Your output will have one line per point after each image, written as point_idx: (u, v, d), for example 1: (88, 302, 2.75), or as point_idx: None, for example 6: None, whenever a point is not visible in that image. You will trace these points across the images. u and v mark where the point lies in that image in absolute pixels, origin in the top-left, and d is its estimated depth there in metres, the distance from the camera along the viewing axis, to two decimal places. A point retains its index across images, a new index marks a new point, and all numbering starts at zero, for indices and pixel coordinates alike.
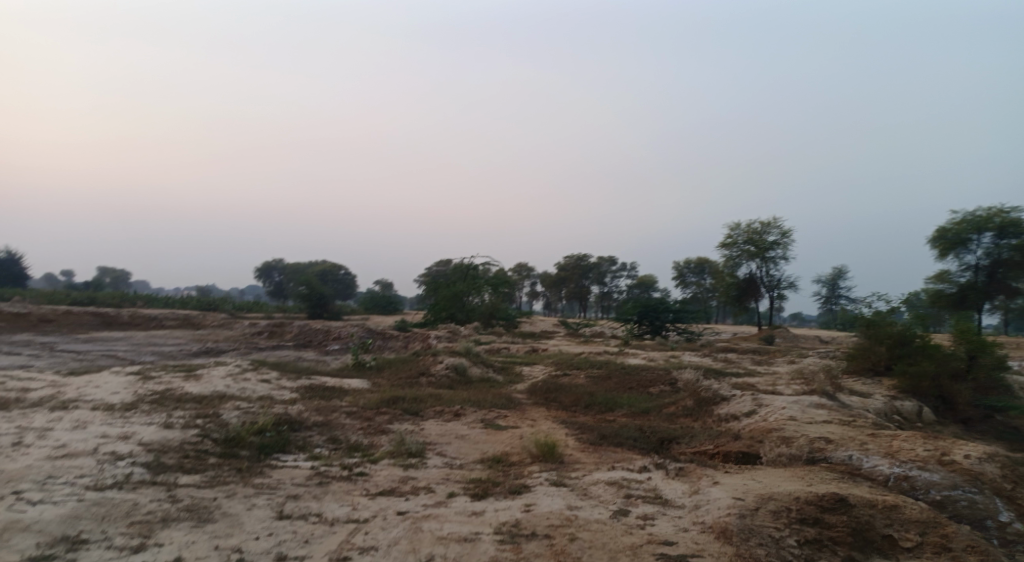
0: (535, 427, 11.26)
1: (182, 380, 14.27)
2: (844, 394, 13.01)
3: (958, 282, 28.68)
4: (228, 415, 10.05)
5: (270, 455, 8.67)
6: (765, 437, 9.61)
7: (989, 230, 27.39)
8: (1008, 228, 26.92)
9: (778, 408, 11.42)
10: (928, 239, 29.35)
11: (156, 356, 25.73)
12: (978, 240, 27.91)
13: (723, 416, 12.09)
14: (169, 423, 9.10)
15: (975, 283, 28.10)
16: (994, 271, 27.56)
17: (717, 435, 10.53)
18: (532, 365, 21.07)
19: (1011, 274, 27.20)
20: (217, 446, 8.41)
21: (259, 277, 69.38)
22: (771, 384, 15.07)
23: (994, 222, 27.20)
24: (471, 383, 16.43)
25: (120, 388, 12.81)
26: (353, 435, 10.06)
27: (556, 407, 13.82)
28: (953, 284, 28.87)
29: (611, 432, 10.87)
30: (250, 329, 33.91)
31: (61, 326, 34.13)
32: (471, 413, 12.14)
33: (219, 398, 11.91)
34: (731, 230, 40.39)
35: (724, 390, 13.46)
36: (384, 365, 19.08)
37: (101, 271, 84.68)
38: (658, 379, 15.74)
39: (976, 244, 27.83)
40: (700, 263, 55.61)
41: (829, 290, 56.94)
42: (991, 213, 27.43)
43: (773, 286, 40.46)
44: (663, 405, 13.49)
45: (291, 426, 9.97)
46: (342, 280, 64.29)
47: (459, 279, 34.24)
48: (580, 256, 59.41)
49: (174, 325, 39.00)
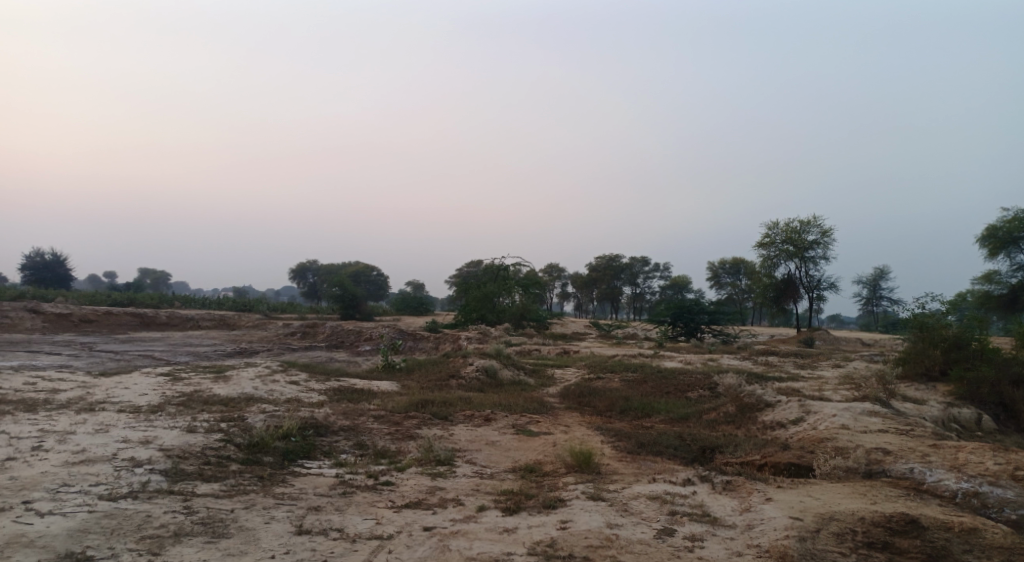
0: (569, 433, 10.78)
1: (211, 382, 14.13)
2: (898, 401, 12.25)
3: (1009, 283, 27.33)
4: (253, 418, 9.80)
5: (294, 462, 8.36)
6: (815, 448, 8.98)
7: None
8: None
9: (828, 416, 10.77)
10: (976, 237, 28.02)
11: (190, 357, 25.89)
12: None
13: (767, 423, 11.45)
14: (193, 426, 8.87)
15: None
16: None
17: (763, 444, 9.92)
18: (564, 367, 20.56)
19: None
20: (239, 451, 8.14)
21: (293, 278, 70.13)
22: (816, 389, 14.34)
23: None
24: (502, 386, 16.01)
25: (149, 390, 12.70)
26: (380, 440, 9.71)
27: (590, 412, 13.32)
28: (1003, 285, 27.55)
29: (649, 440, 10.34)
30: (284, 330, 34.07)
31: (101, 327, 34.75)
32: (502, 418, 11.71)
33: (246, 401, 11.69)
34: (768, 230, 39.29)
35: (768, 396, 12.80)
36: (414, 366, 18.78)
37: (142, 273, 86.66)
38: (697, 384, 15.10)
39: None
40: (735, 264, 54.35)
41: (870, 292, 55.15)
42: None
43: (812, 288, 39.21)
44: (703, 412, 12.89)
45: (317, 431, 9.68)
46: (374, 281, 64.62)
47: (489, 280, 33.91)
48: (612, 257, 58.66)
49: (211, 325, 39.48)
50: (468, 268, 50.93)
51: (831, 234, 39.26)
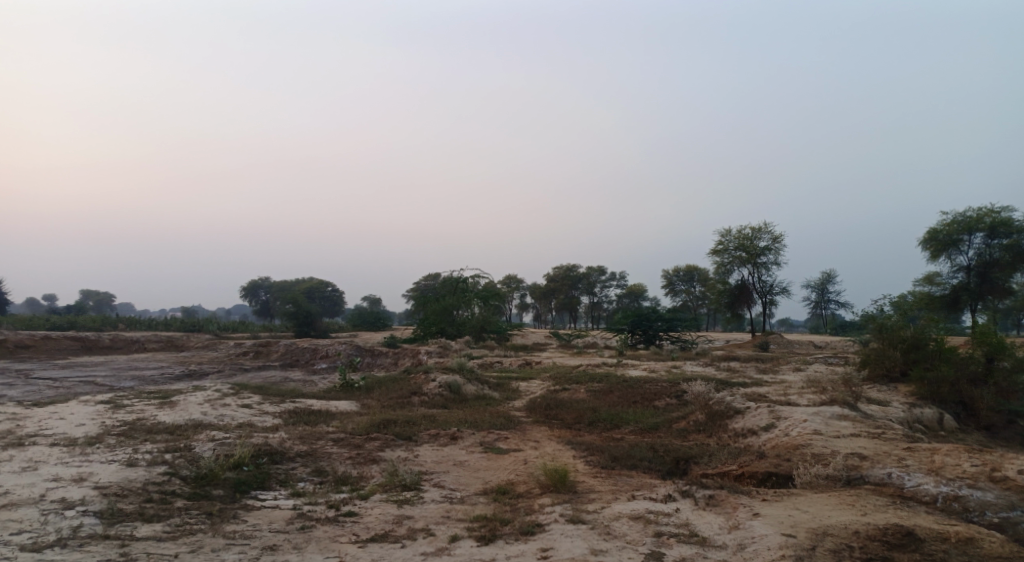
0: (539, 449, 10.38)
1: (156, 408, 13.25)
2: (864, 403, 12.25)
3: (950, 284, 28.19)
4: (201, 447, 9.09)
5: (246, 494, 7.73)
6: (792, 455, 8.78)
7: (980, 230, 26.88)
8: (999, 228, 26.37)
9: (800, 421, 10.64)
10: (919, 240, 28.84)
11: (135, 381, 24.57)
12: (970, 241, 27.43)
13: (739, 431, 11.27)
14: (134, 460, 8.14)
15: (968, 283, 27.57)
16: (986, 271, 27.09)
17: (738, 453, 9.73)
18: (528, 379, 20.17)
19: (1003, 274, 26.70)
20: (186, 486, 7.47)
21: (245, 296, 68.10)
22: (783, 393, 14.31)
23: (986, 222, 26.66)
24: (466, 402, 15.52)
25: (87, 420, 11.80)
26: (341, 466, 9.13)
27: (558, 425, 12.96)
28: (945, 286, 28.37)
29: (622, 453, 10.02)
30: (235, 350, 32.77)
31: (39, 353, 32.82)
32: (469, 436, 11.24)
33: (193, 429, 10.93)
34: (721, 236, 39.84)
35: (737, 402, 12.64)
36: (373, 384, 18.12)
37: (83, 294, 82.87)
38: (664, 392, 14.91)
39: (967, 244, 27.36)
40: (690, 271, 55.04)
41: (818, 295, 56.49)
42: (981, 213, 27.04)
43: (765, 292, 39.85)
44: (672, 421, 12.67)
45: (272, 458, 9.05)
46: (329, 297, 63.21)
47: (448, 293, 33.36)
48: (568, 267, 58.81)
49: (158, 347, 37.77)
50: (426, 281, 50.29)
51: (782, 240, 40.06)
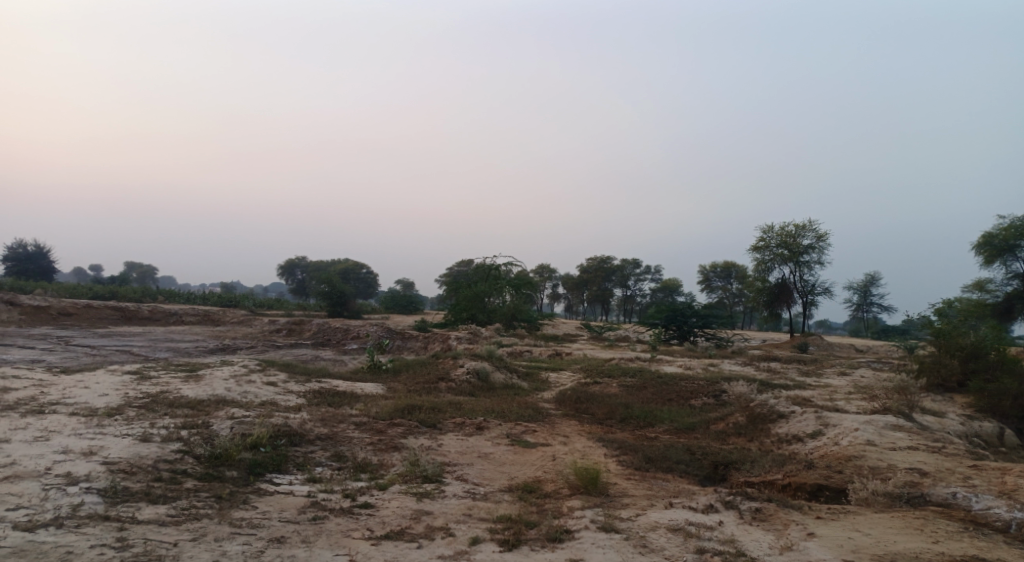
0: (568, 445, 9.86)
1: (181, 382, 13.08)
2: (920, 413, 11.41)
3: (1004, 291, 26.71)
4: (220, 425, 8.80)
5: (261, 477, 7.40)
6: (845, 468, 8.10)
7: None
8: None
9: (850, 430, 9.92)
10: (973, 245, 27.39)
11: (169, 353, 24.74)
12: None
13: (782, 436, 10.59)
14: (149, 435, 7.85)
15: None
16: None
17: (783, 461, 9.07)
18: (559, 370, 19.65)
19: None
20: (198, 465, 7.16)
21: (282, 274, 68.94)
22: (828, 398, 13.51)
23: None
24: (494, 390, 15.06)
25: (110, 390, 11.64)
26: (362, 452, 8.74)
27: (589, 420, 12.41)
28: (998, 294, 26.90)
29: (657, 453, 9.45)
30: (269, 327, 32.93)
31: (80, 320, 33.45)
32: (495, 426, 10.77)
33: (215, 405, 10.68)
34: (763, 233, 38.60)
35: (781, 406, 11.90)
36: (401, 367, 17.79)
37: (128, 266, 84.83)
38: (700, 391, 14.23)
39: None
40: (727, 267, 53.73)
41: (861, 297, 54.60)
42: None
43: (806, 292, 38.53)
44: (710, 422, 12.02)
45: (290, 440, 8.71)
46: (364, 279, 63.54)
47: (480, 279, 32.95)
48: (603, 259, 57.92)
49: (194, 321, 38.22)
50: (459, 266, 50.02)
51: (826, 239, 38.62)
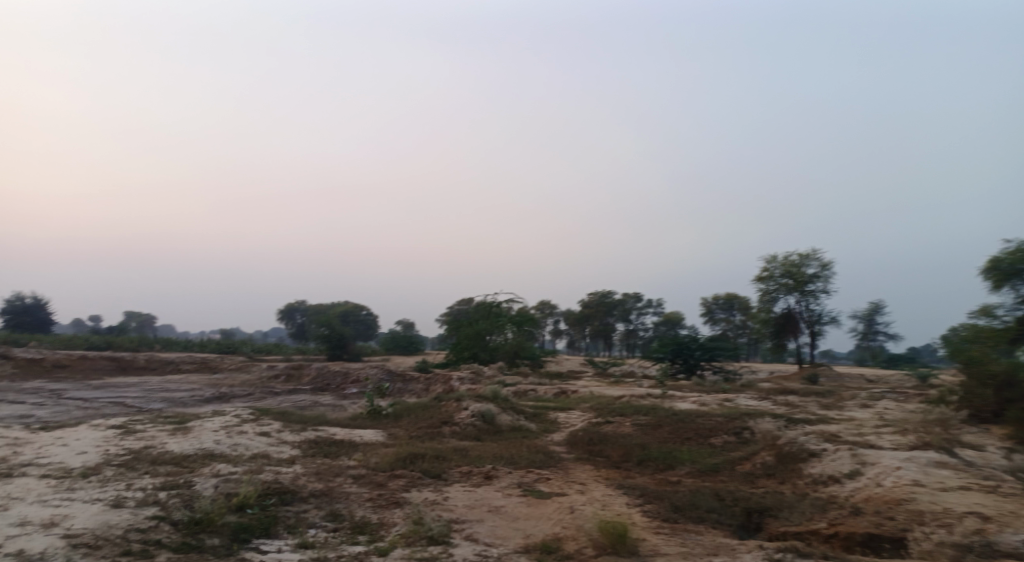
0: (586, 494, 9.05)
1: (169, 435, 12.27)
2: (960, 446, 10.60)
3: (1013, 316, 25.98)
4: (203, 483, 8.01)
5: (246, 544, 6.61)
6: (897, 513, 7.32)
7: None
8: None
9: (892, 469, 9.13)
10: (979, 269, 26.74)
11: (164, 403, 23.89)
12: None
13: (816, 477, 9.78)
14: (122, 499, 7.06)
15: None
16: None
17: (824, 506, 8.27)
18: (568, 410, 18.79)
19: None
20: (175, 533, 6.37)
21: (281, 319, 68.22)
22: (857, 433, 12.70)
23: None
24: (501, 434, 14.21)
25: (90, 447, 10.82)
26: (360, 510, 7.94)
27: (604, 463, 11.58)
28: (1006, 319, 26.16)
29: (685, 501, 8.66)
30: (267, 373, 32.03)
31: (74, 372, 32.56)
32: (505, 475, 9.96)
33: (202, 461, 9.89)
34: (766, 263, 38.01)
35: (812, 443, 11.08)
36: (402, 412, 16.95)
37: (126, 315, 83.80)
38: (720, 428, 13.41)
39: None
40: (729, 299, 53.02)
41: (866, 326, 53.74)
42: None
43: (813, 322, 37.77)
44: (734, 462, 11.21)
45: (281, 498, 7.92)
46: (364, 321, 62.80)
47: (481, 317, 32.22)
48: (603, 294, 57.26)
49: (191, 369, 37.33)
50: (459, 305, 49.38)
51: (831, 267, 38.02)
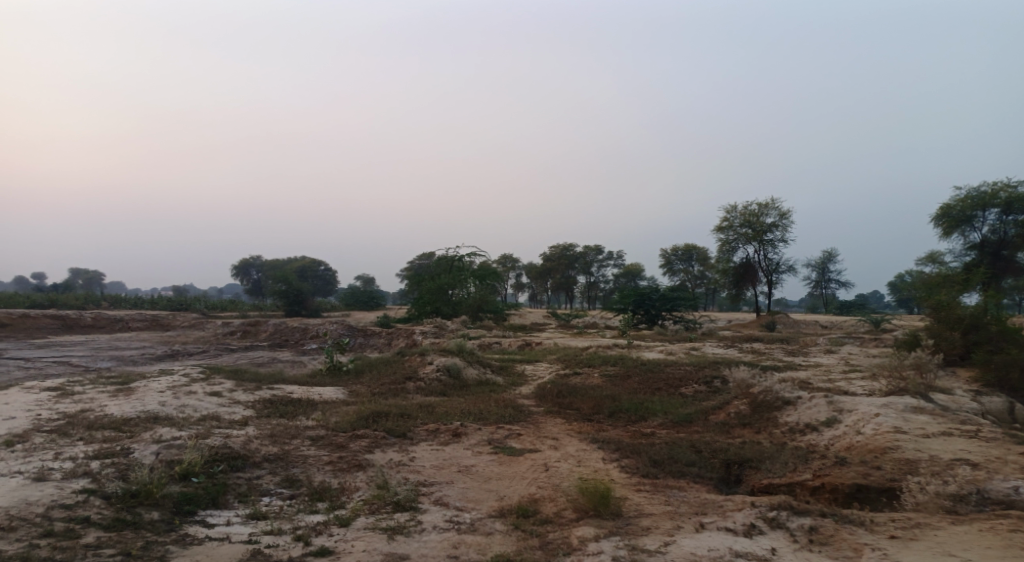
0: (560, 450, 8.61)
1: (110, 397, 11.37)
2: (933, 390, 10.51)
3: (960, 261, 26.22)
4: (143, 450, 7.26)
5: (191, 518, 5.95)
6: (884, 463, 7.06)
7: (995, 206, 24.73)
8: (1016, 204, 24.27)
9: (870, 416, 8.92)
10: (931, 217, 26.64)
11: (112, 362, 22.71)
12: (984, 217, 25.23)
13: (793, 426, 9.55)
14: (46, 471, 6.29)
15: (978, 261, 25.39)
16: (1001, 250, 24.95)
17: (805, 456, 8.01)
18: (534, 362, 18.40)
19: (1018, 250, 24.49)
20: (106, 509, 5.66)
21: (236, 275, 66.17)
22: (827, 379, 12.58)
23: (1001, 197, 24.52)
24: (467, 388, 13.71)
25: (18, 412, 9.88)
26: (318, 474, 7.32)
27: (575, 417, 11.19)
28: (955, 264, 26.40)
29: (664, 454, 8.30)
30: (223, 329, 30.85)
31: (15, 331, 30.82)
32: (474, 432, 9.45)
33: (144, 424, 9.09)
34: (727, 213, 37.97)
35: (786, 391, 10.84)
36: (363, 367, 16.30)
37: (72, 272, 80.04)
38: (690, 378, 13.15)
39: (981, 221, 25.21)
40: (688, 249, 53.17)
41: (819, 274, 54.70)
42: (998, 188, 24.78)
43: (771, 271, 38.06)
44: (708, 412, 10.95)
45: (232, 465, 7.25)
46: (322, 276, 61.35)
47: (443, 271, 31.47)
48: (565, 246, 56.82)
49: (142, 326, 35.81)
50: (419, 260, 48.42)
51: (789, 216, 38.19)
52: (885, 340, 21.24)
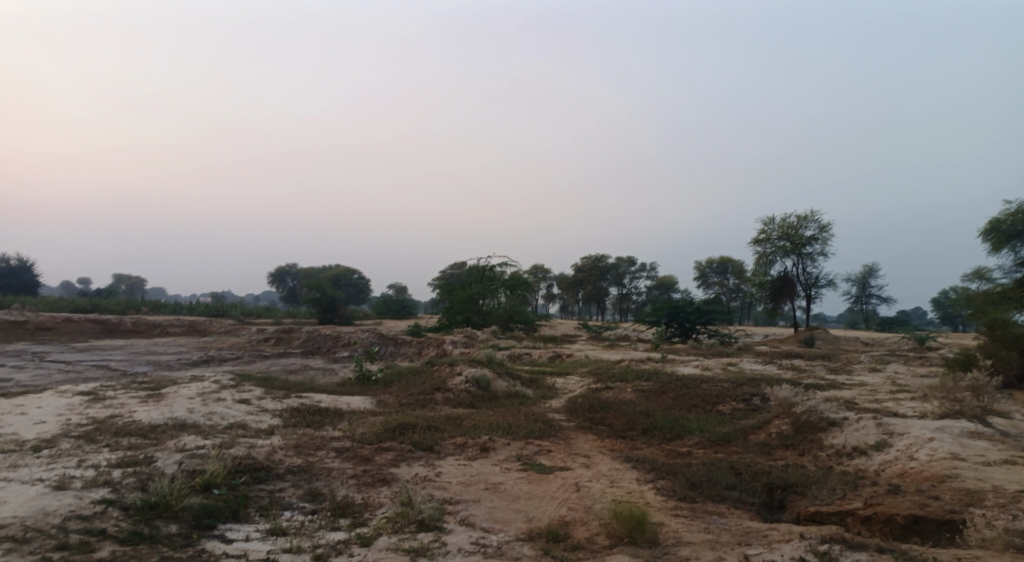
0: (592, 469, 8.26)
1: (140, 403, 11.36)
2: (989, 413, 9.87)
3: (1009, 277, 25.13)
4: (166, 459, 7.14)
5: (210, 531, 5.77)
6: (943, 492, 6.56)
7: None
8: None
9: (924, 440, 8.38)
10: (979, 231, 25.58)
11: (149, 366, 23.00)
12: None
13: (840, 449, 9.03)
14: (67, 480, 6.20)
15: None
16: None
17: (855, 482, 7.52)
18: (565, 375, 18.01)
19: None
20: (123, 521, 5.52)
21: (272, 282, 67.08)
22: (873, 399, 11.97)
23: None
24: (497, 400, 13.42)
25: (49, 417, 9.91)
26: (342, 489, 7.10)
27: (607, 433, 10.81)
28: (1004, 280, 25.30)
29: (702, 476, 7.89)
30: (257, 336, 31.11)
31: (57, 335, 31.53)
32: (503, 447, 9.16)
33: (170, 432, 9.01)
34: (764, 225, 37.12)
35: (831, 411, 10.31)
36: (392, 377, 16.13)
37: (116, 279, 82.16)
38: (728, 395, 12.66)
39: None
40: (723, 262, 52.16)
41: (859, 289, 53.17)
42: None
43: (810, 285, 37.02)
44: (747, 431, 10.47)
45: (254, 476, 7.08)
46: (356, 285, 61.82)
47: (474, 281, 31.33)
48: (597, 257, 56.23)
49: (180, 332, 36.36)
50: (451, 269, 48.44)
51: (829, 229, 37.17)
52: (932, 359, 20.33)
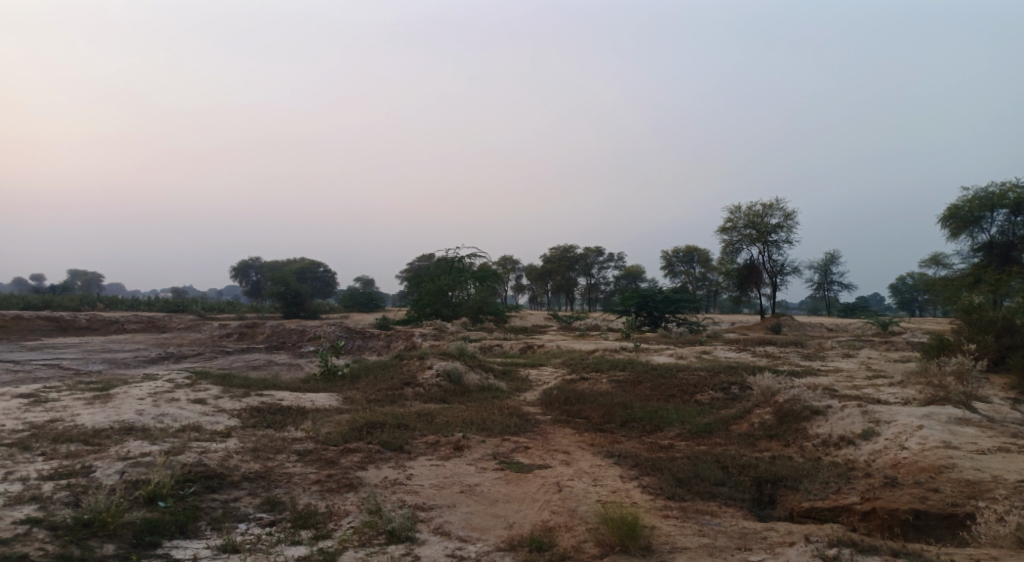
0: (573, 466, 7.80)
1: (86, 406, 10.53)
2: (972, 398, 9.69)
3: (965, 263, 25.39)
4: (106, 469, 6.45)
5: (153, 550, 5.15)
6: (943, 484, 6.26)
7: (1004, 206, 23.79)
8: None
9: (913, 428, 8.11)
10: (938, 218, 25.81)
11: (104, 364, 21.91)
12: (992, 218, 24.33)
13: (826, 439, 8.73)
14: None
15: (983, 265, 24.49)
16: (1009, 251, 24.02)
17: (847, 475, 7.19)
18: (539, 366, 17.58)
19: None
20: (50, 544, 4.86)
21: (235, 277, 65.36)
22: (852, 386, 11.77)
23: (1010, 197, 23.55)
24: (469, 394, 12.88)
25: None
26: (303, 496, 6.50)
27: (585, 426, 10.38)
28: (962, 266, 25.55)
29: (689, 470, 7.49)
30: (219, 332, 30.00)
31: (6, 333, 29.95)
32: (478, 445, 8.65)
33: (115, 437, 8.27)
34: (730, 213, 37.20)
35: (814, 400, 10.03)
36: (359, 372, 15.47)
37: (71, 274, 79.12)
38: (706, 384, 12.35)
39: (989, 222, 24.31)
40: (689, 251, 52.33)
41: (822, 277, 53.88)
42: (1008, 189, 23.84)
43: (776, 273, 37.20)
44: (729, 422, 10.14)
45: (206, 485, 6.44)
46: (321, 278, 60.56)
47: (442, 272, 30.67)
48: (566, 248, 55.93)
49: (137, 328, 34.95)
50: (419, 261, 47.58)
51: (794, 217, 37.42)
52: (899, 345, 20.37)
